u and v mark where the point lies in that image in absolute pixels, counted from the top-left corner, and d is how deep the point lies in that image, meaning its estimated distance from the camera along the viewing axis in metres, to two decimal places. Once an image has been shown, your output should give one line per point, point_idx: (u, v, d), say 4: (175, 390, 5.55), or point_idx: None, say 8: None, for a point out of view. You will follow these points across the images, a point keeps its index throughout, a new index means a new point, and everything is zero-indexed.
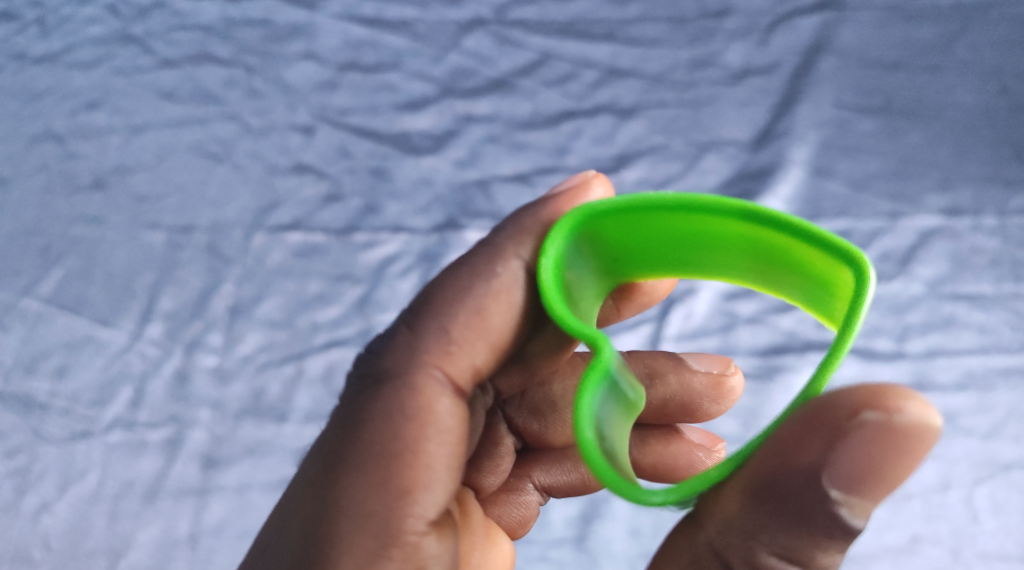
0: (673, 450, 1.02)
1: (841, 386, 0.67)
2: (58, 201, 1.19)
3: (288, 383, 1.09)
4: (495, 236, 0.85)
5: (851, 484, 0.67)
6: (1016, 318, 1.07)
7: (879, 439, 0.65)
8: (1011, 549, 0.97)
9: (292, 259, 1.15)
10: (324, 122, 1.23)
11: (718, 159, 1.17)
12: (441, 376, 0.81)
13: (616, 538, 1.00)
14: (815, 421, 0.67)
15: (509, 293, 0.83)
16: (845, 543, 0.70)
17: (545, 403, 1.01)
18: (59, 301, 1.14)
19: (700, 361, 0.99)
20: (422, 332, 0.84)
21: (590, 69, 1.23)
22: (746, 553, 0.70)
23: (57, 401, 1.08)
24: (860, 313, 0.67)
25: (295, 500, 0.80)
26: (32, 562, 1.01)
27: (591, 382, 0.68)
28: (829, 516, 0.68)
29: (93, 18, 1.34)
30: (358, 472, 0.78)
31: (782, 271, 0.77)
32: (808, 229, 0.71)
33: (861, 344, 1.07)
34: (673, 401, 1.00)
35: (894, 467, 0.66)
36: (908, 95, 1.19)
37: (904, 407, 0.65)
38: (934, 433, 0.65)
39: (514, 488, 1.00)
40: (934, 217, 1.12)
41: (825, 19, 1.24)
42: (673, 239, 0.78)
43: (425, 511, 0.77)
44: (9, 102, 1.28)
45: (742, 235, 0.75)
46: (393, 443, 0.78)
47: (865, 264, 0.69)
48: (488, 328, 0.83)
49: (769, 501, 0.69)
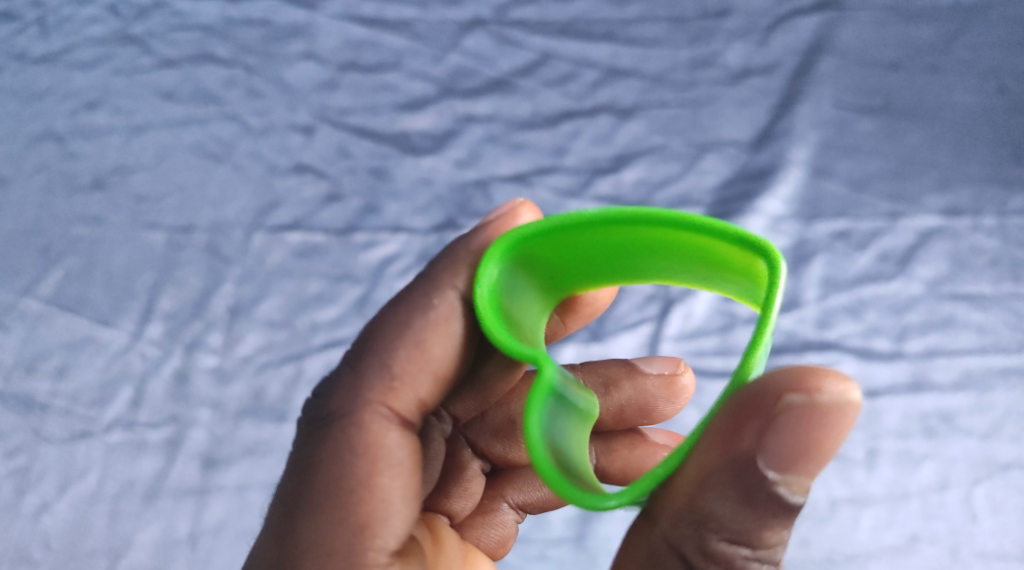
0: (640, 453, 1.01)
1: (765, 372, 0.68)
2: (59, 202, 1.19)
3: (287, 383, 1.09)
4: (430, 270, 0.86)
5: (787, 465, 0.68)
6: (1016, 318, 1.06)
7: (806, 422, 0.66)
8: (1010, 549, 0.97)
9: (291, 259, 1.15)
10: (324, 122, 1.23)
11: (718, 160, 1.17)
12: (386, 411, 0.82)
13: (614, 537, 1.00)
14: (745, 409, 0.67)
15: (447, 324, 0.83)
16: (789, 520, 0.70)
17: (507, 423, 0.99)
18: (60, 301, 1.14)
19: (651, 364, 0.99)
20: (364, 372, 0.84)
21: (590, 69, 1.23)
22: (699, 541, 0.71)
23: (57, 400, 1.08)
24: (774, 298, 0.67)
25: (257, 551, 0.80)
26: (32, 562, 1.01)
27: (538, 401, 0.68)
28: (769, 496, 0.69)
29: (94, 18, 1.34)
30: (316, 514, 0.78)
31: (710, 268, 0.77)
32: (719, 228, 0.71)
33: (860, 344, 1.07)
34: (630, 406, 1.00)
35: (824, 445, 0.66)
36: (906, 96, 1.19)
37: (825, 387, 0.66)
38: (854, 407, 0.66)
39: (489, 509, 0.98)
40: (933, 216, 1.12)
41: (825, 19, 1.24)
42: (604, 252, 0.78)
43: (386, 543, 0.77)
44: (9, 102, 1.28)
45: (664, 239, 0.75)
46: (347, 480, 0.78)
47: (776, 257, 0.69)
48: (429, 359, 0.83)
49: (714, 488, 0.69)
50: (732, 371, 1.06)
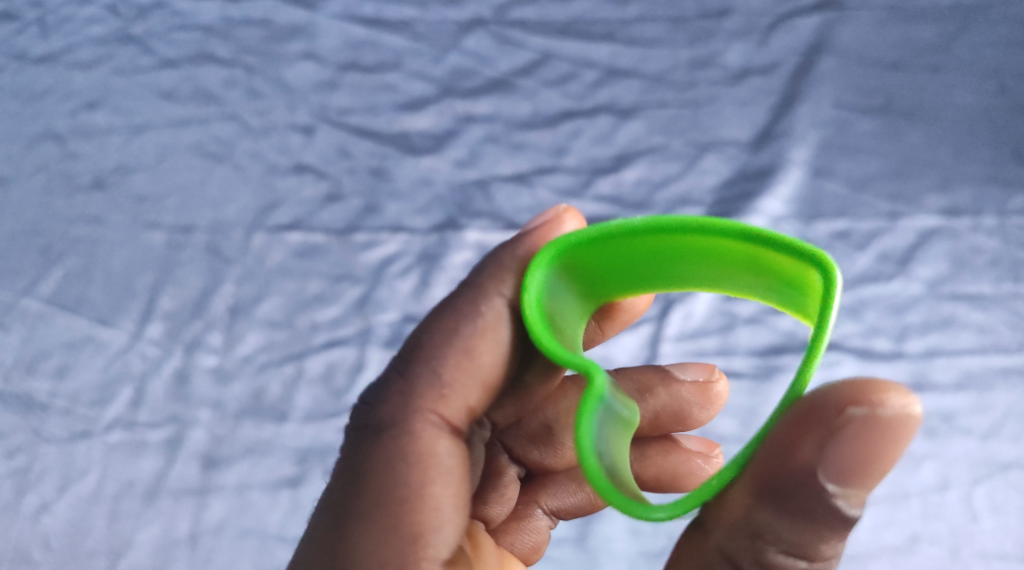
0: (673, 460, 1.03)
1: (824, 384, 0.68)
2: (59, 202, 1.19)
3: (287, 383, 1.09)
4: (477, 277, 0.86)
5: (847, 478, 0.68)
6: (1015, 318, 1.07)
7: (867, 434, 0.67)
8: (1010, 549, 0.97)
9: (292, 259, 1.15)
10: (324, 122, 1.23)
11: (718, 160, 1.17)
12: (437, 419, 0.82)
13: (615, 537, 1.00)
14: (806, 422, 0.68)
15: (495, 331, 0.84)
16: (845, 532, 0.71)
17: (542, 429, 1.01)
18: (60, 301, 1.14)
19: (685, 371, 1.00)
20: (414, 379, 0.84)
21: (590, 69, 1.23)
22: (756, 554, 0.71)
23: (57, 401, 1.08)
24: (830, 312, 0.68)
25: (302, 557, 0.79)
26: (32, 562, 1.01)
27: (590, 408, 0.68)
28: (827, 509, 0.69)
29: (93, 18, 1.34)
30: (368, 522, 0.78)
31: (747, 275, 0.78)
32: (773, 237, 0.71)
33: (860, 344, 1.07)
34: (664, 412, 1.01)
35: (885, 458, 0.67)
36: (907, 96, 1.19)
37: (887, 400, 0.66)
38: (916, 420, 0.66)
39: (525, 514, 0.99)
40: (933, 217, 1.12)
41: (825, 20, 1.24)
42: (651, 258, 0.78)
43: (438, 552, 0.77)
44: (9, 102, 1.28)
45: (703, 247, 0.75)
46: (400, 488, 0.78)
47: (832, 268, 0.69)
48: (478, 367, 0.83)
49: (772, 502, 0.70)
50: (733, 371, 1.06)
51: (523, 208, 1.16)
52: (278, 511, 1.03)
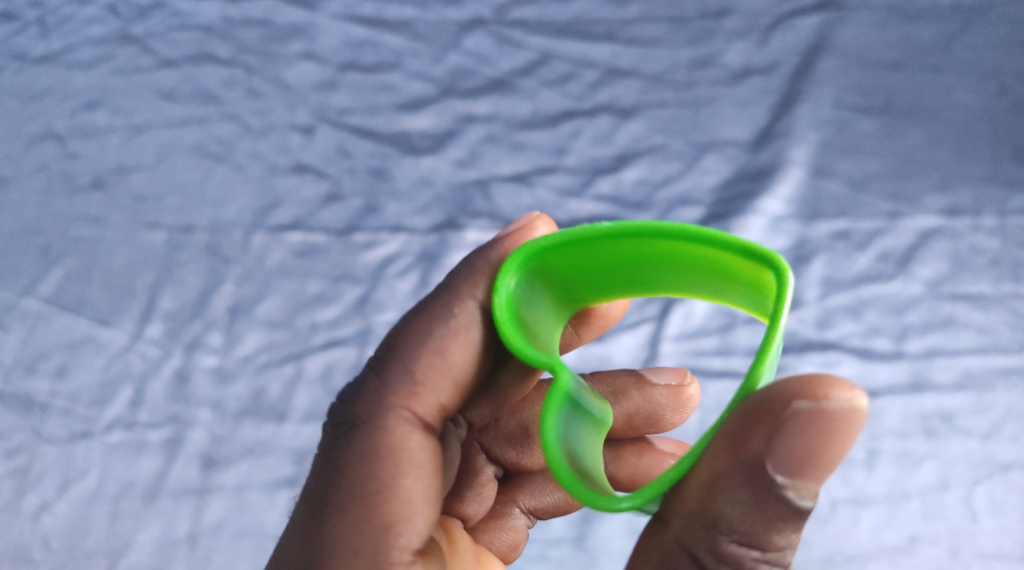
0: (647, 461, 1.01)
1: (774, 381, 0.68)
2: (59, 202, 1.19)
3: (287, 383, 1.09)
4: (449, 280, 0.84)
5: (796, 470, 0.68)
6: (1016, 318, 1.07)
7: (814, 427, 0.66)
8: (1010, 549, 0.97)
9: (292, 259, 1.15)
10: (324, 122, 1.23)
11: (718, 159, 1.17)
12: (409, 415, 0.81)
13: (614, 537, 1.00)
14: (755, 416, 0.68)
15: (467, 332, 0.82)
16: (798, 523, 0.71)
17: (519, 430, 0.99)
18: (60, 301, 1.14)
19: (658, 375, 0.99)
20: (388, 377, 0.83)
21: (590, 69, 1.23)
22: (710, 543, 0.71)
23: (57, 401, 1.08)
24: (782, 309, 0.68)
25: (284, 547, 0.80)
26: (32, 562, 1.01)
27: (554, 404, 0.68)
28: (778, 500, 0.69)
29: (94, 18, 1.34)
30: (343, 513, 0.78)
31: (723, 281, 0.77)
32: (728, 241, 0.71)
33: (860, 344, 1.07)
34: (637, 415, 1.00)
35: (830, 449, 0.67)
36: (906, 95, 1.19)
37: (832, 394, 0.66)
38: (861, 414, 0.66)
39: (502, 513, 0.99)
40: (933, 217, 1.12)
41: (825, 19, 1.24)
42: (619, 264, 0.77)
43: (410, 542, 0.77)
44: (8, 102, 1.28)
45: (675, 253, 0.75)
46: (373, 481, 0.78)
47: (785, 269, 0.69)
48: (449, 365, 0.82)
49: (725, 492, 0.70)
50: (732, 371, 1.06)
51: (523, 208, 1.16)
52: (277, 511, 1.03)
